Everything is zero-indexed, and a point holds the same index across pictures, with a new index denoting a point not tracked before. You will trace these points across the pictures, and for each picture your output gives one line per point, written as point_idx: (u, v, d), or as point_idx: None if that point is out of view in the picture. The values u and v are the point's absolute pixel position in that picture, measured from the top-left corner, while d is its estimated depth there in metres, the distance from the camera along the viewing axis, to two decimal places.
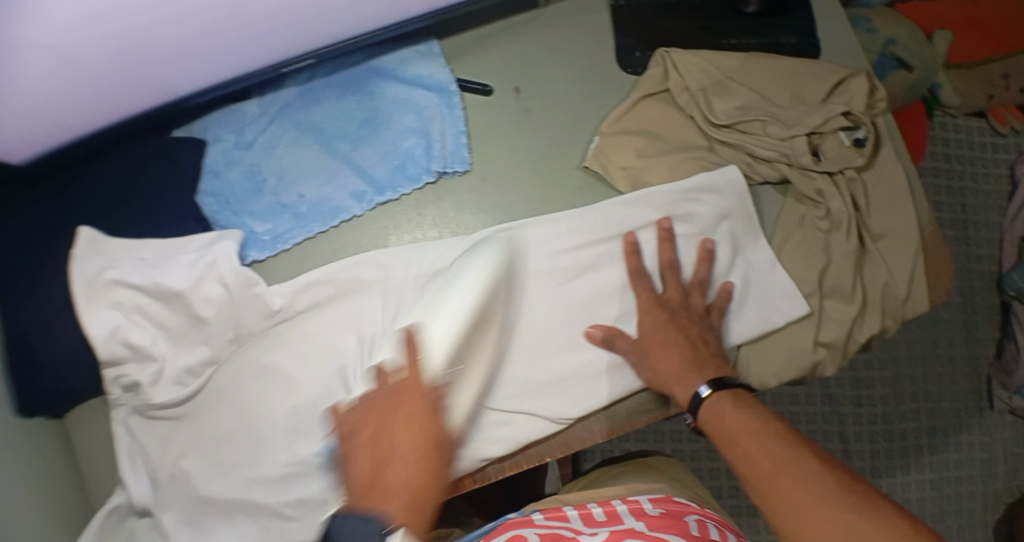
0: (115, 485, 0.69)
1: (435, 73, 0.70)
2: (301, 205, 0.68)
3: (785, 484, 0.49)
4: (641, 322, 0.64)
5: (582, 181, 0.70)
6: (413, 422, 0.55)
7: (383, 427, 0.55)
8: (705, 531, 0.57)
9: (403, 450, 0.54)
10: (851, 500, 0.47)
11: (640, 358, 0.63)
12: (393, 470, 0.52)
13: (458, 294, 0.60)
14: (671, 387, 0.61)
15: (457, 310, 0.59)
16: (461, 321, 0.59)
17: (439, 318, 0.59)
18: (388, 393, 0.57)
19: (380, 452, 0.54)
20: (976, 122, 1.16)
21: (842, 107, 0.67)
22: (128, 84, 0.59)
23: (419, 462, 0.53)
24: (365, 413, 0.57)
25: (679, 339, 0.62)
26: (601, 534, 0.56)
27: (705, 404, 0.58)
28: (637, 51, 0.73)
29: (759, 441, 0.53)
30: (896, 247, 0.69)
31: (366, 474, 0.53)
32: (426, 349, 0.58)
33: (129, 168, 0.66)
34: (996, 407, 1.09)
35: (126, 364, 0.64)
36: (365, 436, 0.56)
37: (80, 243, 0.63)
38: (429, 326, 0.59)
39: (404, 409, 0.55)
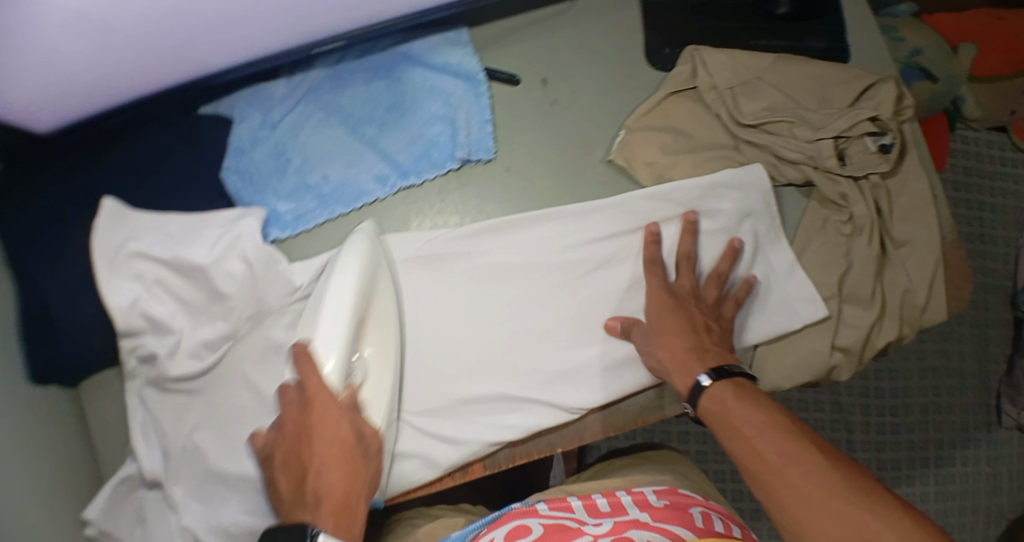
0: (126, 456, 0.69)
1: (463, 60, 0.70)
2: (324, 187, 0.68)
3: (788, 479, 0.48)
4: (648, 309, 0.63)
5: (605, 175, 0.70)
6: (329, 431, 0.53)
7: (295, 443, 0.54)
8: (710, 522, 0.57)
9: (320, 463, 0.53)
10: (857, 496, 0.45)
11: (647, 346, 0.62)
12: (314, 484, 0.52)
13: (339, 292, 0.56)
14: (671, 375, 0.60)
15: (341, 306, 0.55)
16: (348, 321, 0.55)
17: (326, 326, 0.54)
18: (296, 407, 0.54)
19: (298, 465, 0.53)
20: (997, 137, 1.16)
21: (870, 112, 0.67)
22: (156, 59, 0.60)
23: (340, 473, 0.53)
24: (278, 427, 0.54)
25: (683, 326, 0.61)
26: (605, 524, 0.56)
27: (709, 393, 0.56)
28: (666, 48, 0.73)
29: (759, 432, 0.51)
30: (917, 255, 0.69)
31: (294, 479, 0.53)
32: (321, 359, 0.54)
33: (157, 141, 0.67)
34: (1004, 422, 1.08)
35: (144, 335, 0.64)
36: (280, 452, 0.54)
37: (104, 215, 0.64)
38: (318, 330, 0.55)
39: (314, 419, 0.53)
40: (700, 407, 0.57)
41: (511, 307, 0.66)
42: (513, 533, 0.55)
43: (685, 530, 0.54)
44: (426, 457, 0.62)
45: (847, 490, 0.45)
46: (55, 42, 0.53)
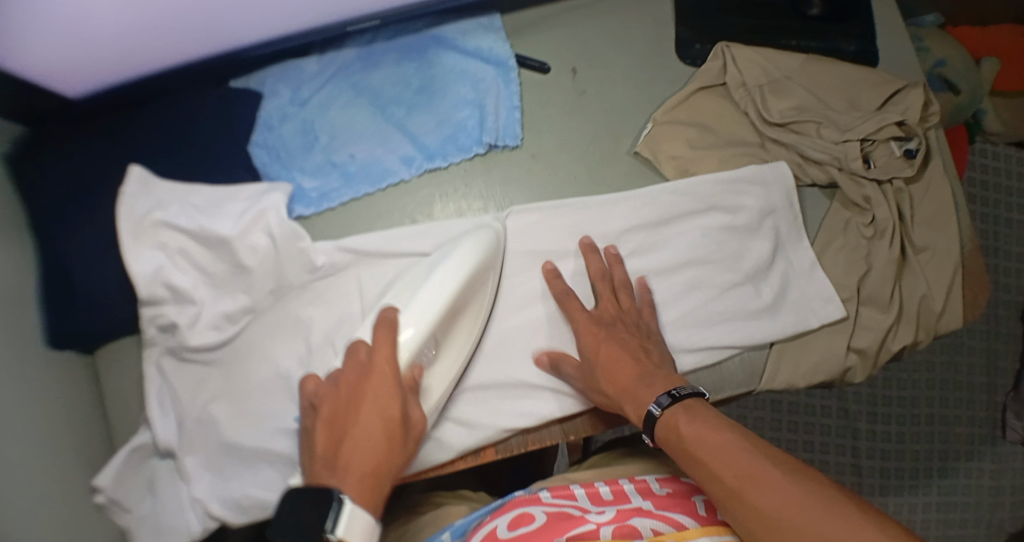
0: (139, 425, 0.69)
1: (494, 46, 0.70)
2: (351, 165, 0.68)
3: (756, 499, 0.44)
4: (580, 341, 0.62)
5: (630, 167, 0.70)
6: (377, 402, 0.55)
7: (341, 406, 0.55)
8: (712, 509, 0.56)
9: (360, 430, 0.54)
10: (830, 512, 0.42)
11: (587, 378, 0.60)
12: (348, 447, 0.53)
13: (438, 283, 0.60)
14: (624, 407, 0.57)
15: (438, 294, 0.59)
16: (439, 307, 0.59)
17: (415, 304, 0.59)
18: (356, 370, 0.57)
19: (338, 428, 0.54)
20: (1016, 152, 1.16)
21: (896, 117, 0.68)
22: (192, 26, 0.60)
23: (376, 445, 0.53)
24: (332, 390, 0.56)
25: (620, 351, 0.59)
26: (608, 512, 0.55)
27: (659, 422, 0.52)
28: (697, 42, 0.73)
29: (718, 456, 0.47)
30: (937, 261, 0.69)
31: (329, 442, 0.54)
32: (402, 329, 0.58)
33: (187, 112, 0.67)
34: (1009, 437, 1.08)
35: (165, 305, 0.65)
36: (325, 412, 0.55)
37: (131, 181, 0.63)
38: (410, 305, 0.59)
39: (370, 387, 0.55)
40: (656, 436, 0.53)
41: (532, 294, 0.66)
42: (518, 520, 0.55)
43: (688, 518, 0.53)
44: (439, 439, 0.62)
45: (819, 507, 0.42)
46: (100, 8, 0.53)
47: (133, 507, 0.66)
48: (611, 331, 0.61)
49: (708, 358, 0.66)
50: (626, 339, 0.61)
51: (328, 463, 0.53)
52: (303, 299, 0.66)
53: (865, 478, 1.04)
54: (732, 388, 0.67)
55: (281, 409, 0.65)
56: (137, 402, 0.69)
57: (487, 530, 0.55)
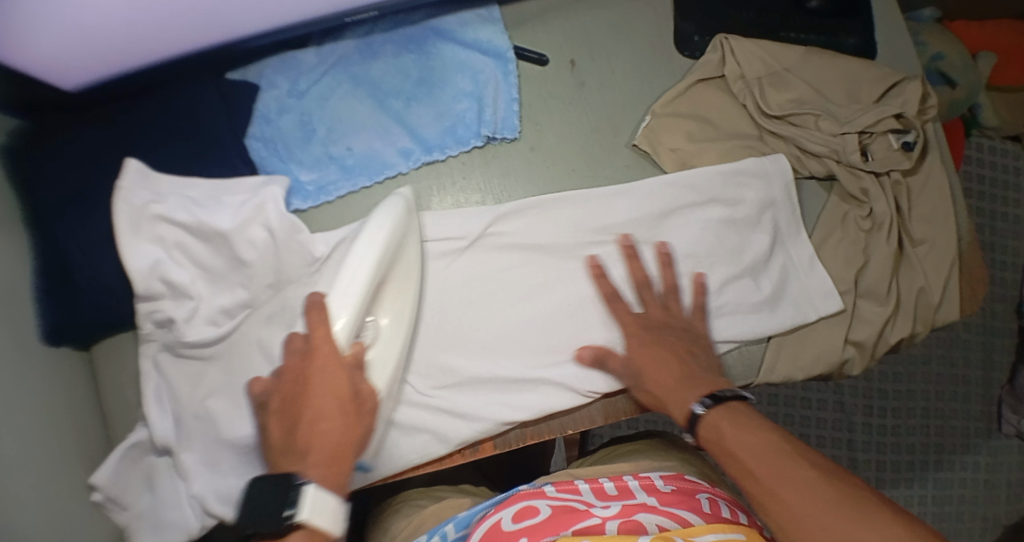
0: (136, 421, 0.68)
1: (493, 37, 0.70)
2: (349, 158, 0.68)
3: (786, 499, 0.50)
4: (628, 345, 0.63)
5: (629, 159, 0.70)
6: (322, 383, 0.53)
7: (290, 392, 0.54)
8: (717, 508, 0.58)
9: (312, 414, 0.53)
10: (848, 507, 0.49)
11: (635, 382, 0.62)
12: (304, 433, 0.53)
13: (368, 254, 0.57)
14: (670, 410, 0.60)
15: (364, 268, 0.56)
16: (370, 277, 0.56)
17: (344, 284, 0.55)
18: (298, 354, 0.55)
19: (291, 414, 0.54)
20: (1012, 147, 1.16)
21: (895, 110, 0.68)
22: (194, 19, 0.59)
23: (333, 426, 0.53)
24: (278, 377, 0.55)
25: (665, 358, 0.61)
26: (613, 507, 0.55)
27: (703, 422, 0.57)
28: (696, 36, 0.73)
29: (757, 459, 0.53)
30: (935, 254, 0.69)
31: (285, 432, 0.54)
32: (334, 312, 0.55)
33: (184, 106, 0.67)
34: (1004, 430, 1.09)
35: (162, 299, 0.64)
36: (277, 400, 0.55)
37: (128, 174, 0.63)
38: (337, 286, 0.55)
39: (313, 369, 0.54)
40: (696, 434, 0.58)
41: (530, 286, 0.66)
42: (522, 513, 0.55)
43: (693, 515, 0.55)
44: (438, 432, 0.62)
45: (840, 508, 0.49)
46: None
47: (131, 504, 0.66)
48: (656, 335, 0.63)
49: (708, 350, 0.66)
50: (672, 344, 0.62)
51: (290, 453, 0.53)
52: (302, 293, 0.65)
53: (862, 471, 1.05)
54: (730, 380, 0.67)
55: None
56: (134, 398, 0.69)
57: (491, 522, 0.55)
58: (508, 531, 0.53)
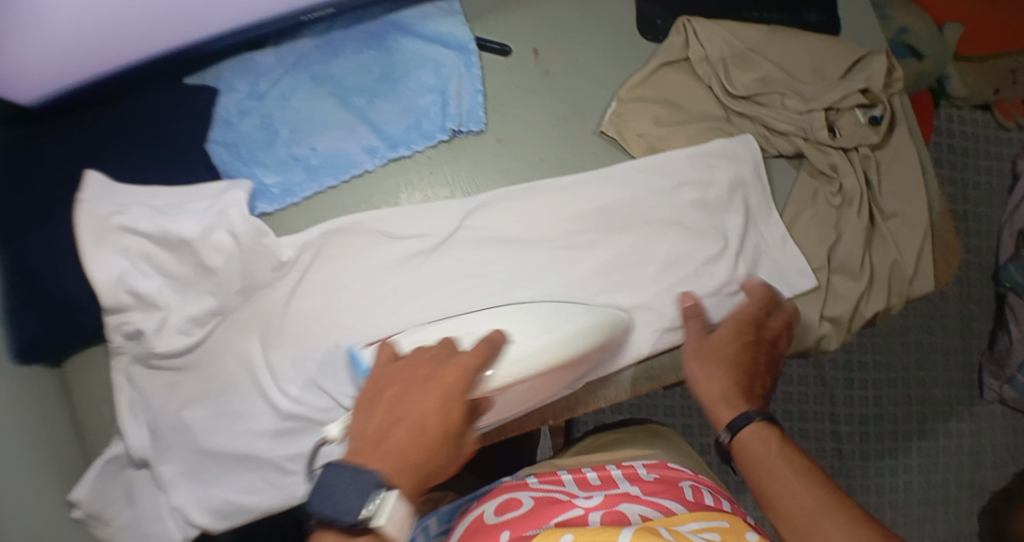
0: (111, 436, 0.67)
1: (454, 29, 0.69)
2: (313, 158, 0.67)
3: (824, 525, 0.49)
4: (725, 326, 0.63)
5: (597, 146, 0.70)
6: (448, 403, 0.51)
7: (407, 391, 0.51)
8: (700, 496, 0.57)
9: (421, 423, 0.50)
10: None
11: (698, 360, 0.61)
12: (401, 434, 0.49)
13: (551, 336, 0.58)
14: (716, 406, 0.59)
15: (549, 347, 0.58)
16: (542, 365, 0.57)
17: (529, 350, 0.57)
18: (430, 362, 0.53)
19: (397, 414, 0.50)
20: (981, 115, 1.17)
21: (860, 85, 0.68)
22: (143, 29, 0.58)
23: (427, 440, 0.49)
24: (399, 374, 0.53)
25: (746, 373, 0.61)
26: (596, 498, 0.55)
27: (748, 434, 0.56)
28: (659, 18, 0.73)
29: (797, 481, 0.52)
30: (906, 227, 0.69)
31: (378, 423, 0.50)
32: (504, 361, 0.56)
33: (144, 112, 0.65)
34: (986, 396, 1.10)
35: (130, 311, 0.63)
36: (389, 395, 0.51)
37: (89, 187, 0.62)
38: (517, 344, 0.57)
39: (442, 385, 0.51)
40: (733, 438, 0.57)
41: (504, 279, 0.65)
42: (504, 506, 0.54)
43: (676, 504, 0.54)
44: None
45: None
46: (60, 6, 0.52)
47: (113, 519, 0.64)
48: (750, 346, 0.62)
49: None
50: (754, 365, 0.62)
51: (379, 443, 0.49)
52: (273, 298, 0.64)
53: (847, 444, 1.06)
54: None
55: (257, 409, 0.64)
56: (107, 413, 0.67)
57: (474, 516, 0.56)
58: (491, 523, 0.53)
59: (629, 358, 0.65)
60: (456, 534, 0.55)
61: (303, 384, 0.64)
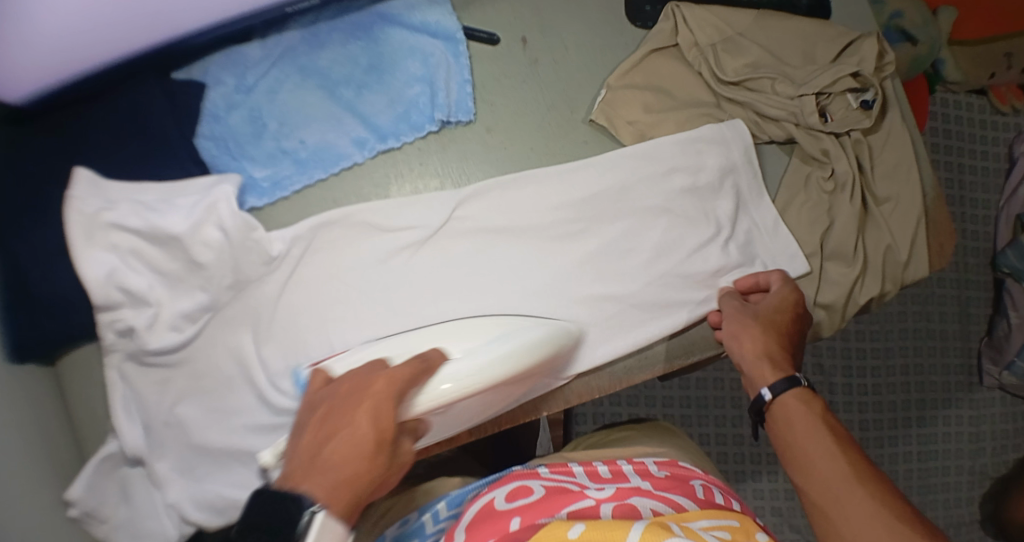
0: (105, 434, 0.67)
1: (441, 19, 0.68)
2: (302, 152, 0.66)
3: (848, 488, 0.51)
4: (772, 298, 0.64)
5: (586, 135, 0.69)
6: (377, 409, 0.48)
7: (335, 407, 0.49)
8: (711, 494, 0.56)
9: (351, 434, 0.47)
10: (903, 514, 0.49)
11: (742, 326, 0.62)
12: (331, 451, 0.46)
13: (493, 352, 0.55)
14: (761, 362, 0.60)
15: (489, 364, 0.54)
16: (480, 383, 0.53)
17: (469, 369, 0.53)
18: (357, 377, 0.51)
19: (326, 430, 0.48)
20: (977, 100, 1.16)
21: (851, 68, 0.67)
22: (127, 23, 0.57)
23: (361, 453, 0.47)
24: (329, 392, 0.50)
25: (791, 344, 0.62)
26: (607, 490, 0.55)
27: (785, 397, 0.57)
28: (647, 5, 0.72)
29: (834, 445, 0.53)
30: (900, 211, 0.69)
31: (310, 446, 0.47)
32: (438, 380, 0.52)
33: (132, 107, 0.64)
34: (985, 382, 1.10)
35: (122, 308, 0.63)
36: (319, 413, 0.49)
37: (78, 184, 0.62)
38: (455, 363, 0.54)
39: (369, 393, 0.49)
40: (775, 397, 0.58)
41: (496, 270, 0.65)
42: (515, 492, 0.54)
43: (687, 500, 0.54)
44: None
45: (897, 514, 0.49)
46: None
47: (109, 516, 0.64)
48: (795, 320, 0.63)
49: (676, 322, 0.66)
50: (795, 341, 0.63)
51: (310, 465, 0.46)
52: (265, 292, 0.64)
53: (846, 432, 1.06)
54: (703, 351, 0.68)
55: (250, 405, 0.64)
56: (101, 411, 0.67)
57: (483, 502, 0.54)
58: (501, 510, 0.52)
59: (621, 348, 0.65)
60: (463, 519, 0.54)
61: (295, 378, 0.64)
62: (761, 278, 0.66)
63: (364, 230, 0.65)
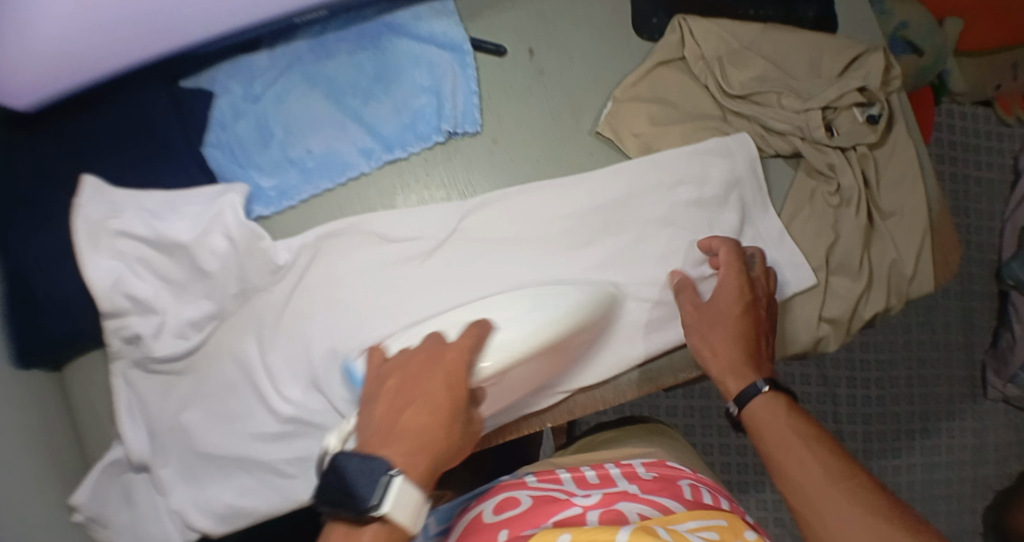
0: (111, 439, 0.67)
1: (448, 30, 0.69)
2: (309, 160, 0.67)
3: (825, 491, 0.52)
4: (722, 288, 0.63)
5: (592, 146, 0.69)
6: (450, 381, 0.52)
7: (408, 379, 0.52)
8: (699, 494, 0.56)
9: (425, 401, 0.50)
10: (880, 510, 0.50)
11: (697, 330, 0.62)
12: (409, 419, 0.49)
13: (538, 317, 0.57)
14: (726, 378, 0.60)
15: (534, 327, 0.57)
16: (533, 345, 0.56)
17: (518, 332, 0.56)
18: (430, 350, 0.54)
19: (403, 398, 0.51)
20: (983, 111, 1.16)
21: (858, 83, 0.67)
22: (144, 35, 0.58)
23: (437, 417, 0.50)
24: (401, 364, 0.53)
25: (746, 333, 0.61)
26: (594, 496, 0.54)
27: (760, 399, 0.58)
28: (654, 17, 0.72)
29: (808, 450, 0.55)
30: (906, 225, 0.69)
31: (384, 415, 0.50)
32: (489, 349, 0.55)
33: (141, 116, 0.65)
34: (989, 394, 1.10)
35: (128, 316, 0.63)
36: (392, 383, 0.52)
37: (85, 192, 0.62)
38: (500, 332, 0.56)
39: (444, 364, 0.52)
40: (744, 409, 0.59)
41: (502, 280, 0.65)
42: (503, 505, 0.54)
43: (674, 502, 0.54)
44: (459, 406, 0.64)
45: (874, 511, 0.50)
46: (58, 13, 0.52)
47: (112, 522, 0.65)
48: (748, 309, 0.62)
49: (680, 333, 0.66)
50: (752, 327, 0.62)
51: (385, 435, 0.49)
52: (270, 300, 0.64)
53: (849, 443, 1.06)
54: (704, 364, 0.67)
55: (255, 413, 0.64)
56: (106, 418, 0.67)
57: (473, 515, 0.56)
58: (490, 522, 0.53)
59: (627, 361, 0.65)
60: (455, 532, 0.55)
61: (301, 385, 0.64)
62: (715, 246, 0.65)
63: (372, 239, 0.65)
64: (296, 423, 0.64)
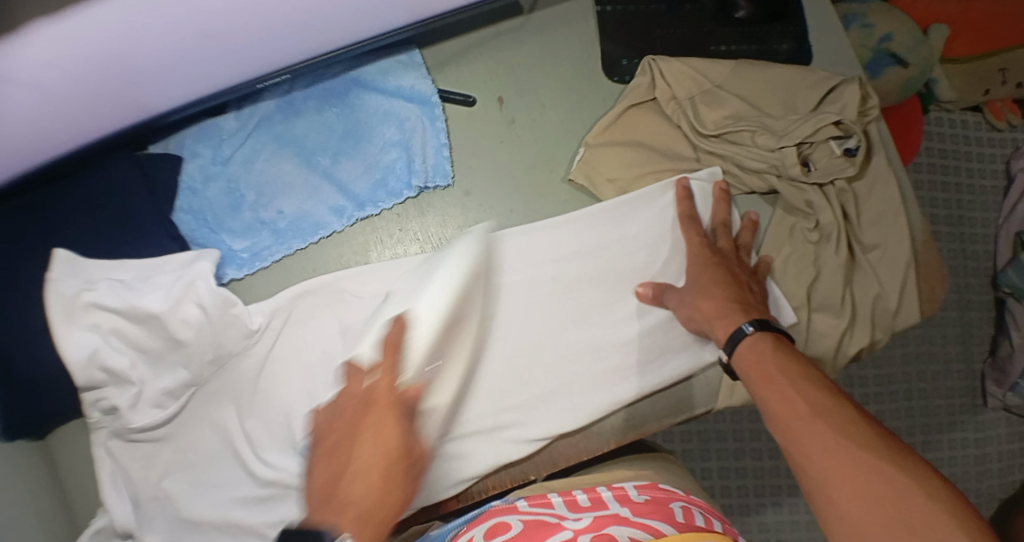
0: (98, 508, 0.66)
1: (416, 83, 0.68)
2: (280, 221, 0.67)
3: (811, 426, 0.46)
4: (692, 262, 0.63)
5: (567, 195, 0.69)
6: (376, 438, 0.53)
7: (343, 437, 0.55)
8: (692, 517, 0.51)
9: (359, 464, 0.52)
10: (876, 448, 0.43)
11: (685, 298, 0.62)
12: (348, 484, 0.51)
13: (443, 285, 0.60)
14: (713, 325, 0.59)
15: (438, 304, 0.59)
16: (437, 321, 0.59)
17: (426, 307, 0.59)
18: (359, 402, 0.56)
19: (339, 462, 0.54)
20: (973, 117, 1.15)
21: (833, 117, 0.66)
22: (113, 110, 0.57)
23: (373, 476, 0.52)
24: (330, 423, 0.57)
25: (727, 278, 0.61)
26: (585, 520, 0.51)
27: (747, 341, 0.55)
28: (624, 59, 0.71)
29: (794, 387, 0.49)
30: (887, 258, 0.67)
31: (325, 483, 0.53)
32: (408, 345, 0.58)
33: (108, 188, 0.64)
34: (990, 404, 1.08)
35: (105, 388, 0.63)
36: (325, 446, 0.55)
37: (57, 266, 0.60)
38: (415, 326, 0.58)
39: (369, 421, 0.54)
40: (733, 355, 0.56)
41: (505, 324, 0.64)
42: (493, 530, 0.51)
43: (665, 526, 0.49)
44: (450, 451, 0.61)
45: (866, 449, 0.43)
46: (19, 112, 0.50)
47: None
48: (722, 261, 0.63)
49: (663, 382, 0.65)
50: (733, 275, 0.62)
51: (325, 504, 0.51)
52: (247, 365, 0.65)
53: None
54: (687, 410, 0.67)
55: (238, 476, 0.64)
56: (91, 484, 0.66)
57: None
58: None
59: (608, 407, 0.63)
60: None
61: (282, 449, 0.63)
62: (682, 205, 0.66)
63: (346, 297, 0.65)
64: (279, 486, 0.63)
